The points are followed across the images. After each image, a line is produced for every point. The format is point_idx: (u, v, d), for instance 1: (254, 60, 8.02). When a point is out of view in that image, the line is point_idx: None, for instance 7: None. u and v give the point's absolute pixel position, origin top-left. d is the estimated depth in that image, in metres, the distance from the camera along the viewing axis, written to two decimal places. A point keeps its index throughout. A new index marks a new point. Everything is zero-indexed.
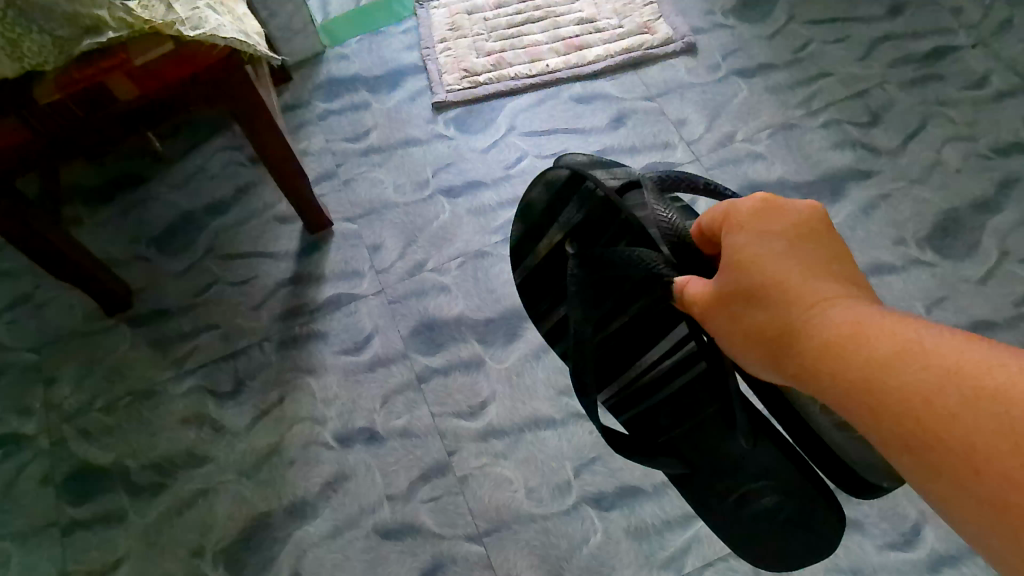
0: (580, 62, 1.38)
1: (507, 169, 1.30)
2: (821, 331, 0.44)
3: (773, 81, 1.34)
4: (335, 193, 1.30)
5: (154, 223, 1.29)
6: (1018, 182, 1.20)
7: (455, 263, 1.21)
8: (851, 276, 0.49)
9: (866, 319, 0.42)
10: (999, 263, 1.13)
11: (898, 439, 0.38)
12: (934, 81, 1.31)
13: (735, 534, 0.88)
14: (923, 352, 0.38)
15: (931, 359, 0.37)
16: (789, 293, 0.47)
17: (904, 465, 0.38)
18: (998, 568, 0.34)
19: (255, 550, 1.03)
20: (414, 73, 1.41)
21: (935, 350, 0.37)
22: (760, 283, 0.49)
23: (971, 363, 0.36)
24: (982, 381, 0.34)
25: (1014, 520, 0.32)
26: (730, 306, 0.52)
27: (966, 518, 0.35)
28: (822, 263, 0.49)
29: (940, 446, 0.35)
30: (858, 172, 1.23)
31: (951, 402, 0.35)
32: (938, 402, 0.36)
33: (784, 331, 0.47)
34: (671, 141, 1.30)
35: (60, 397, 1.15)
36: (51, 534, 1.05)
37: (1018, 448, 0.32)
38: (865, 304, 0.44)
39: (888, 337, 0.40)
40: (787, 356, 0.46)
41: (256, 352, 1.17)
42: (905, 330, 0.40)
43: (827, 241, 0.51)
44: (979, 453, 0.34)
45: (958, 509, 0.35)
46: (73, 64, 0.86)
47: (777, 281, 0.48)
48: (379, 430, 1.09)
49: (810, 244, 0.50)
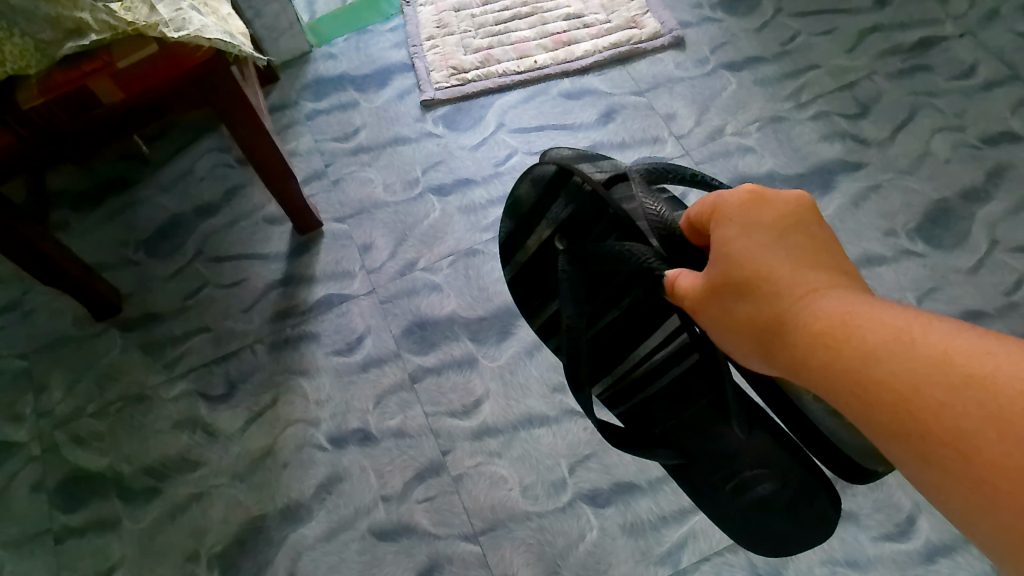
0: (568, 58, 1.38)
1: (496, 166, 1.29)
2: (810, 322, 0.44)
3: (762, 74, 1.34)
4: (325, 193, 1.29)
5: (142, 227, 1.28)
6: (1007, 171, 1.20)
7: (446, 261, 1.21)
8: (840, 265, 0.48)
9: (854, 309, 0.42)
10: (989, 253, 1.13)
11: (889, 428, 0.38)
12: (922, 72, 1.31)
13: (735, 528, 0.85)
14: (911, 340, 0.38)
15: (920, 347, 0.37)
16: (778, 284, 0.47)
17: (894, 453, 0.38)
18: (988, 553, 0.35)
19: (250, 554, 1.02)
20: (401, 72, 1.41)
21: (924, 338, 0.37)
22: (750, 275, 0.49)
23: (960, 350, 0.36)
24: (972, 370, 0.34)
25: (1003, 505, 0.32)
26: (720, 298, 0.52)
27: (956, 505, 0.35)
28: (810, 252, 0.48)
29: (929, 434, 0.35)
30: (848, 163, 1.24)
31: (939, 391, 0.35)
32: (926, 390, 0.36)
33: (773, 322, 0.47)
34: (660, 136, 1.29)
35: (50, 403, 1.14)
36: (44, 542, 1.05)
37: (1007, 434, 0.32)
38: (854, 293, 0.44)
39: (878, 326, 0.40)
40: (777, 347, 0.46)
41: (248, 354, 1.16)
42: (894, 319, 0.40)
43: (816, 230, 0.51)
44: (968, 439, 0.34)
45: (947, 497, 0.35)
46: (56, 68, 0.85)
47: (767, 273, 0.48)
48: (373, 431, 1.09)
49: (799, 234, 0.50)
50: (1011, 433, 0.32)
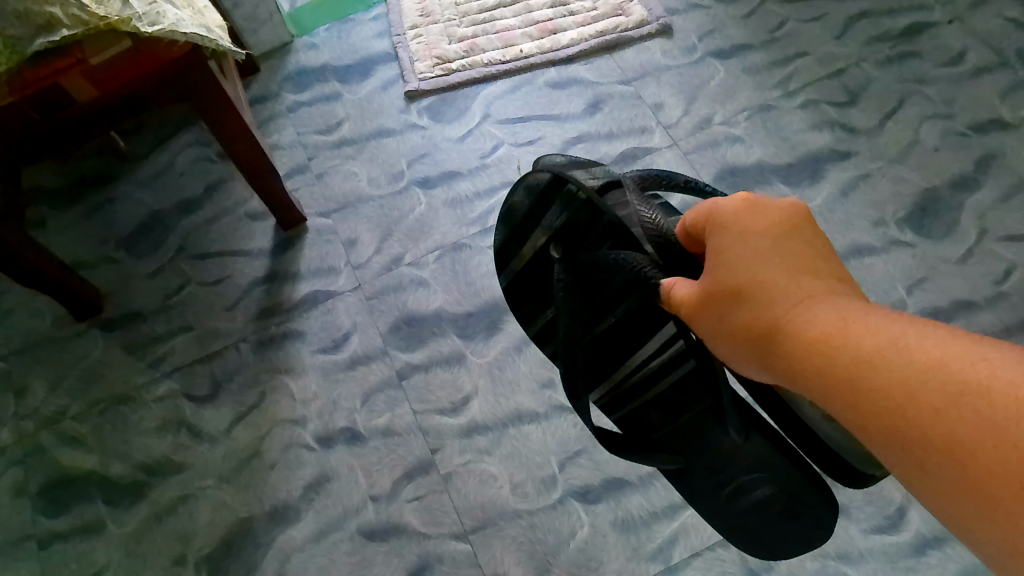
0: (554, 46, 1.36)
1: (482, 158, 1.27)
2: (805, 330, 0.42)
3: (750, 62, 1.33)
4: (308, 187, 1.27)
5: (122, 224, 1.26)
6: (996, 158, 1.19)
7: (432, 256, 1.19)
8: (836, 272, 0.47)
9: (849, 317, 0.41)
10: (978, 242, 1.13)
11: (886, 438, 0.36)
12: (911, 59, 1.30)
13: (733, 530, 0.86)
14: (906, 348, 0.37)
15: (914, 355, 0.36)
16: (772, 292, 0.46)
17: (892, 463, 0.37)
18: (991, 566, 0.33)
19: (238, 557, 1.01)
20: (385, 62, 1.38)
21: (919, 345, 0.36)
22: (745, 283, 0.48)
23: (956, 356, 0.35)
24: (967, 377, 0.33)
25: (1004, 516, 0.31)
26: (716, 307, 0.51)
27: (955, 516, 0.34)
28: (806, 258, 0.47)
29: (926, 444, 0.34)
30: (837, 152, 1.22)
31: (935, 399, 0.34)
32: (922, 398, 0.35)
33: (769, 330, 0.45)
34: (648, 126, 1.28)
35: (31, 405, 1.12)
36: (28, 548, 1.03)
37: (1003, 443, 0.31)
38: (850, 300, 0.43)
39: (874, 334, 0.39)
40: (773, 356, 0.45)
41: (232, 353, 1.14)
42: (890, 325, 0.39)
43: (811, 236, 0.50)
44: (965, 449, 0.32)
45: (947, 508, 0.34)
46: (25, 66, 0.81)
47: (761, 280, 0.47)
48: (361, 430, 1.08)
49: (795, 240, 0.49)
50: (1011, 443, 0.31)
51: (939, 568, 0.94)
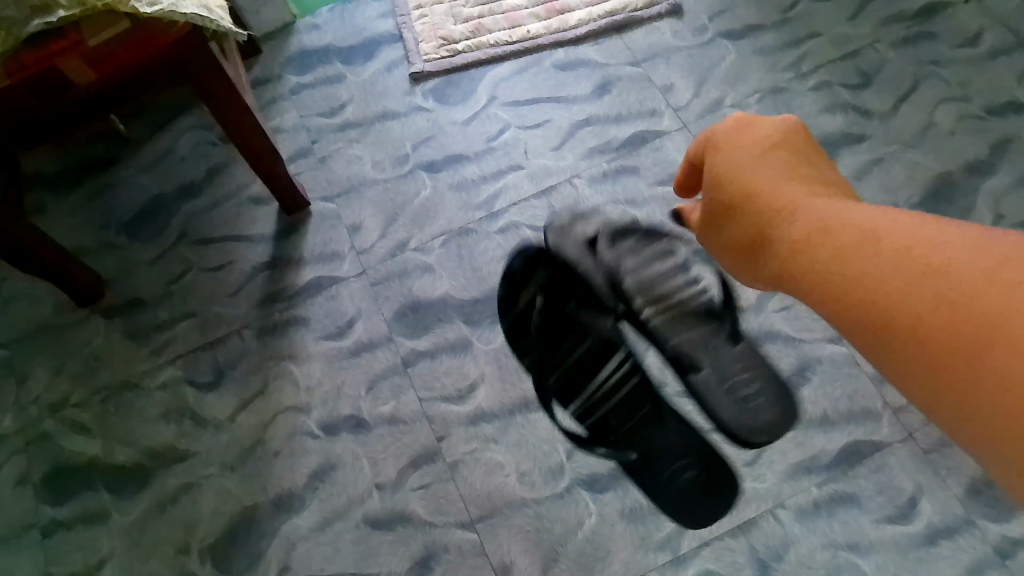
0: (561, 27, 1.33)
1: (488, 141, 1.25)
2: (788, 234, 0.51)
3: (762, 43, 1.30)
4: (311, 170, 1.25)
5: (123, 209, 1.24)
6: (1013, 142, 1.17)
7: (438, 241, 1.18)
8: (829, 182, 0.56)
9: (827, 216, 0.49)
10: (994, 228, 1.11)
11: (860, 324, 0.42)
12: (927, 40, 1.27)
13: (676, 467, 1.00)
14: (877, 238, 0.43)
15: (882, 244, 0.42)
16: (775, 212, 0.54)
17: (862, 344, 0.43)
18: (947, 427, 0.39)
19: (243, 545, 1.00)
20: (389, 43, 1.35)
21: (889, 235, 0.43)
22: (744, 195, 0.58)
23: (923, 243, 0.40)
24: (930, 259, 0.39)
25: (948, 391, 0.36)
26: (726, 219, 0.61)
27: (908, 382, 0.39)
28: (795, 169, 0.57)
29: (887, 317, 0.40)
30: (850, 136, 1.20)
31: (899, 280, 0.40)
32: (883, 282, 0.40)
33: (762, 236, 0.55)
34: (657, 108, 1.25)
35: (33, 392, 1.11)
36: (31, 536, 1.02)
37: (950, 307, 0.36)
38: (837, 202, 0.50)
39: (849, 226, 0.46)
40: (766, 261, 0.54)
41: (236, 340, 1.13)
42: (873, 220, 0.45)
43: (803, 153, 0.59)
44: (922, 323, 0.38)
45: (903, 376, 0.40)
46: (21, 48, 0.79)
47: (762, 191, 0.56)
48: (366, 417, 1.07)
49: (787, 155, 0.59)
50: (957, 309, 0.36)
51: (950, 559, 0.93)
